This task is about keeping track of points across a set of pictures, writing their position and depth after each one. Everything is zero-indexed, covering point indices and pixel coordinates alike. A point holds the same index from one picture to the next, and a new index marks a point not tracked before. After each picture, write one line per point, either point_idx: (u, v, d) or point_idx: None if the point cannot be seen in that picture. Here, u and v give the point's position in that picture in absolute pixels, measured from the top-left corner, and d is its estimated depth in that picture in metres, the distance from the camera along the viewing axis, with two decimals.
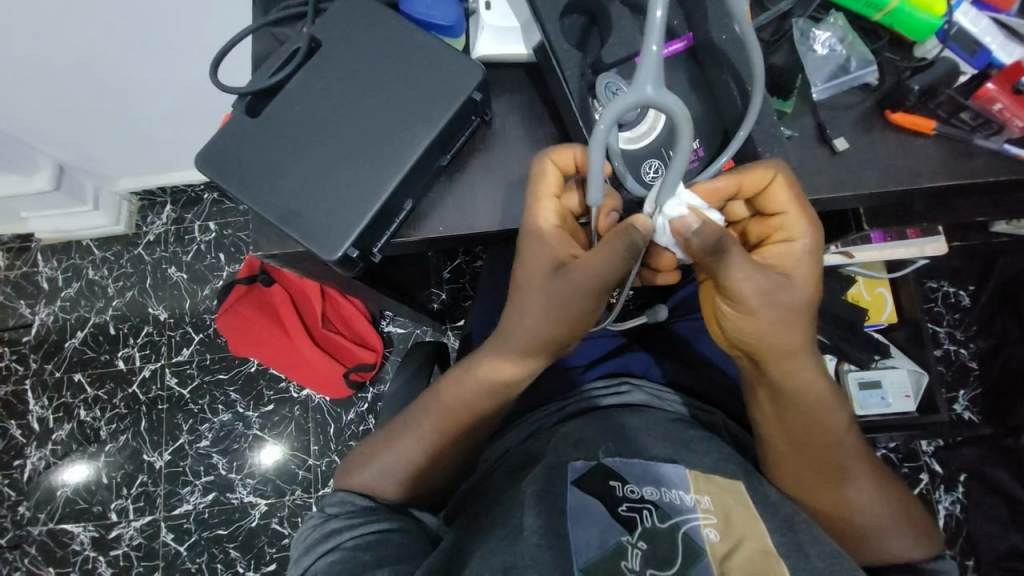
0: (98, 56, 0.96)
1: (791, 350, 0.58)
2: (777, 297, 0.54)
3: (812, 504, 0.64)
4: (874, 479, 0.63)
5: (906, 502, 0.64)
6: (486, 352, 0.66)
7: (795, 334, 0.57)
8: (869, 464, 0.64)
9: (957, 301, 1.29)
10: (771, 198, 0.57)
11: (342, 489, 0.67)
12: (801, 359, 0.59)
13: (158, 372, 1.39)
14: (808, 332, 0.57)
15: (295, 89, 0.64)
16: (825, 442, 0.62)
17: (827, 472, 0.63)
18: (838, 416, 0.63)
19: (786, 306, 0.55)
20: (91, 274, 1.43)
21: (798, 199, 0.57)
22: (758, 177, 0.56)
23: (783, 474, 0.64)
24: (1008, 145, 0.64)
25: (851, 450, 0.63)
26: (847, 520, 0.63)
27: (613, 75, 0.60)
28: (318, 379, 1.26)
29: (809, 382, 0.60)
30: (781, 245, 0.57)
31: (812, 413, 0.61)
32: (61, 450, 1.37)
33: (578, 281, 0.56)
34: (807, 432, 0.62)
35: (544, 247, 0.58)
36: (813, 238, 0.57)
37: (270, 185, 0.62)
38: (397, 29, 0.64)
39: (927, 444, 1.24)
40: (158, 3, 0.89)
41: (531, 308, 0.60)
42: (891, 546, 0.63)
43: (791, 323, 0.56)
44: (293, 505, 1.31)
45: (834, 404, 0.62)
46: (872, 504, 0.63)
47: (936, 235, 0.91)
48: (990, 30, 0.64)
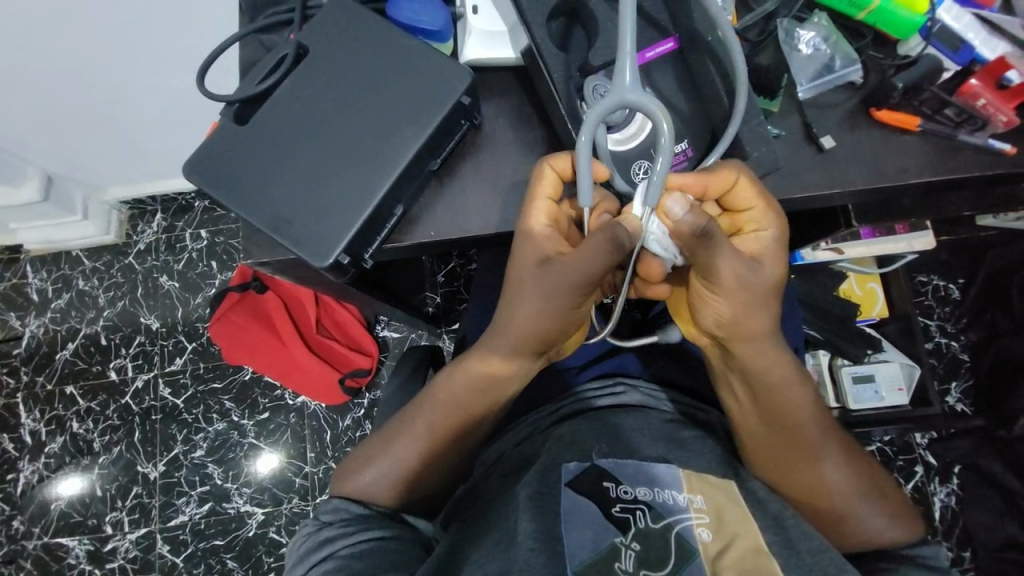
0: (85, 64, 0.95)
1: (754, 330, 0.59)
2: (741, 278, 0.56)
3: (790, 489, 0.64)
4: (851, 462, 0.64)
5: (880, 481, 0.65)
6: (479, 351, 0.66)
7: (759, 314, 0.59)
8: (842, 444, 0.64)
9: (948, 294, 1.31)
10: (737, 196, 0.58)
11: (338, 496, 0.67)
12: (765, 339, 0.60)
13: (151, 382, 1.37)
14: (771, 314, 0.59)
15: (283, 96, 0.63)
16: (797, 423, 0.63)
17: (801, 453, 0.63)
18: (808, 397, 0.63)
19: (753, 285, 0.57)
20: (82, 284, 1.42)
21: (762, 194, 0.58)
22: (722, 177, 0.57)
23: (757, 457, 0.65)
24: (992, 140, 0.65)
25: (824, 431, 0.64)
26: (824, 501, 0.63)
27: (600, 76, 0.60)
28: (312, 386, 1.25)
29: (776, 362, 0.61)
30: (751, 235, 0.59)
31: (781, 394, 0.62)
32: (55, 463, 1.35)
33: (567, 279, 0.57)
34: (778, 413, 0.62)
35: (534, 246, 0.59)
36: (781, 229, 0.58)
37: (259, 192, 0.62)
38: (384, 34, 0.64)
39: (920, 437, 1.25)
40: (143, 11, 0.88)
41: (521, 306, 0.60)
42: (869, 526, 0.63)
43: (755, 304, 0.58)
44: (291, 513, 1.30)
45: (804, 385, 0.63)
46: (847, 484, 0.63)
47: (924, 230, 0.92)
48: (973, 26, 0.65)
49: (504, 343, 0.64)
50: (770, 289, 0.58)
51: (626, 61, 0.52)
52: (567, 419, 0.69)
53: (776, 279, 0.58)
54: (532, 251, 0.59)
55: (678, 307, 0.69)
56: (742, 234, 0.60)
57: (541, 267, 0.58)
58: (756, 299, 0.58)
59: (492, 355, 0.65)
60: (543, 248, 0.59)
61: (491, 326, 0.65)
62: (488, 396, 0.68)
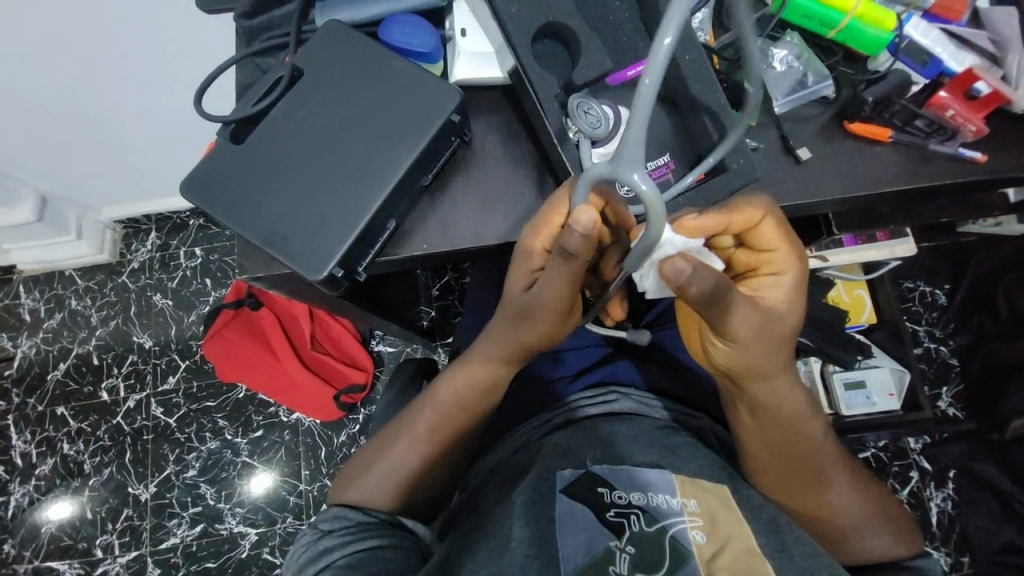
0: (82, 84, 0.97)
1: (768, 370, 0.59)
2: (758, 323, 0.55)
3: (793, 507, 0.65)
4: (853, 482, 0.65)
5: (882, 501, 0.66)
6: (469, 356, 0.69)
7: (776, 356, 0.58)
8: (847, 467, 0.65)
9: (934, 299, 1.33)
10: (759, 235, 0.57)
11: (337, 504, 0.67)
12: (778, 377, 0.60)
13: (144, 402, 1.36)
14: (785, 352, 0.59)
15: (278, 117, 0.65)
16: (807, 449, 0.63)
17: (808, 477, 0.64)
18: (816, 425, 0.64)
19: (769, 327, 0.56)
20: (74, 304, 1.41)
21: (786, 234, 0.57)
22: (750, 213, 0.55)
23: (764, 481, 0.65)
24: (962, 149, 0.68)
25: (830, 456, 0.65)
26: (829, 524, 0.64)
27: (584, 94, 0.62)
28: (308, 403, 1.25)
29: (788, 395, 0.61)
30: (770, 280, 0.58)
31: (791, 424, 0.62)
32: (44, 486, 1.33)
33: (539, 294, 0.58)
34: (788, 442, 0.63)
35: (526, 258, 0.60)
36: (799, 273, 0.58)
37: (256, 208, 0.63)
38: (376, 56, 0.66)
39: (914, 442, 1.26)
40: (139, 34, 0.91)
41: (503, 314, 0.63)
42: (872, 544, 0.63)
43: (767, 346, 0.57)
44: (285, 532, 1.28)
45: (812, 412, 0.64)
46: (852, 507, 0.64)
47: (905, 237, 0.94)
48: (940, 40, 0.68)
49: (495, 351, 0.66)
50: (786, 333, 0.58)
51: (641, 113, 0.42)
52: (562, 428, 0.69)
53: (789, 324, 0.58)
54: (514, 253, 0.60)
55: (690, 336, 0.65)
56: (760, 276, 0.59)
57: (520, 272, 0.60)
58: (776, 343, 0.57)
59: (485, 363, 0.67)
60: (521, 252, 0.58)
61: (486, 337, 0.67)
62: (477, 406, 0.69)
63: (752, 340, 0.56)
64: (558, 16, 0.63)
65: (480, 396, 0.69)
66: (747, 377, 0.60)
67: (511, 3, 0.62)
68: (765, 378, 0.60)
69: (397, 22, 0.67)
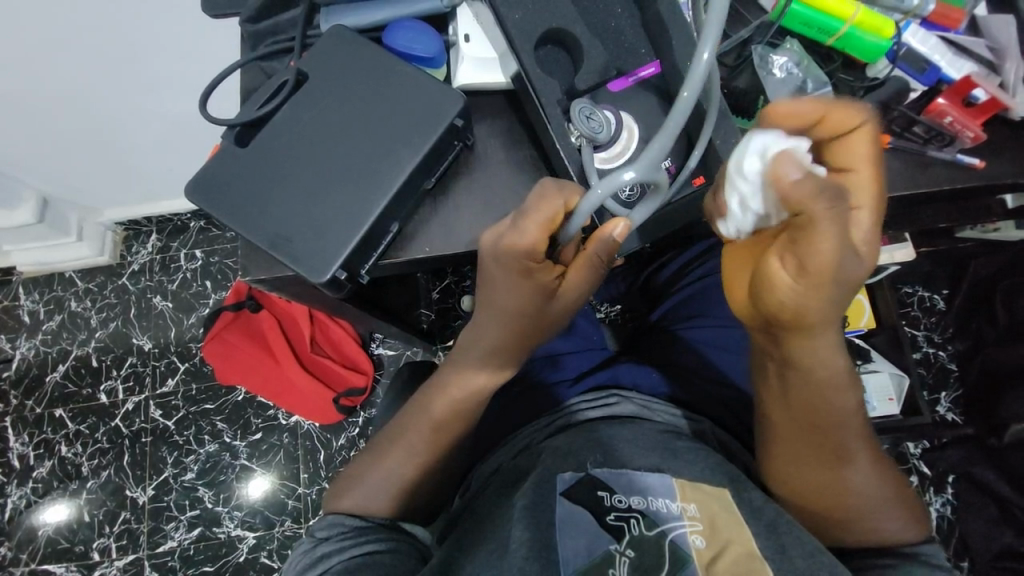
0: (88, 87, 0.98)
1: (828, 324, 0.51)
2: (850, 263, 0.46)
3: (810, 486, 0.63)
4: (872, 461, 0.63)
5: (897, 484, 0.65)
6: (463, 363, 0.69)
7: (838, 309, 0.50)
8: (870, 447, 0.63)
9: (932, 304, 1.34)
10: (845, 151, 0.50)
11: (333, 513, 0.68)
12: (834, 334, 0.53)
13: (142, 405, 1.36)
14: (845, 311, 0.51)
15: (282, 120, 0.66)
16: (835, 423, 0.60)
17: (829, 454, 0.62)
18: (851, 397, 0.59)
19: (854, 282, 0.47)
20: (74, 306, 1.41)
21: (872, 161, 0.50)
22: (846, 115, 0.49)
23: (779, 450, 0.64)
24: (961, 155, 0.69)
25: (857, 436, 0.62)
26: (840, 504, 0.63)
27: (586, 99, 0.62)
28: (308, 405, 1.25)
29: (830, 362, 0.55)
30: (849, 214, 0.49)
31: (824, 394, 0.58)
32: (42, 489, 1.32)
33: (566, 299, 0.64)
34: (815, 413, 0.59)
35: (532, 285, 0.61)
36: (879, 207, 0.50)
37: (259, 211, 0.64)
38: (380, 60, 0.66)
39: (913, 447, 1.27)
40: (140, 38, 0.91)
41: (513, 327, 0.65)
42: (880, 527, 0.63)
43: (837, 300, 0.48)
44: (284, 536, 1.27)
45: (851, 388, 0.58)
46: (867, 488, 0.63)
47: (903, 243, 0.95)
48: (938, 48, 0.69)
49: (491, 353, 0.67)
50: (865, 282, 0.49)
51: (673, 122, 0.48)
52: (562, 432, 0.69)
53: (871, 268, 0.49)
54: (516, 275, 0.60)
55: (729, 287, 0.56)
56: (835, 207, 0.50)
57: (534, 292, 0.61)
58: (849, 295, 0.49)
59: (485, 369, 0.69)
60: (530, 276, 0.60)
61: (490, 353, 0.67)
62: (474, 410, 0.70)
63: (827, 287, 0.47)
64: (560, 23, 0.63)
65: (481, 398, 0.70)
66: (796, 335, 0.53)
67: (514, 9, 0.63)
68: (817, 337, 0.53)
69: (400, 28, 0.67)
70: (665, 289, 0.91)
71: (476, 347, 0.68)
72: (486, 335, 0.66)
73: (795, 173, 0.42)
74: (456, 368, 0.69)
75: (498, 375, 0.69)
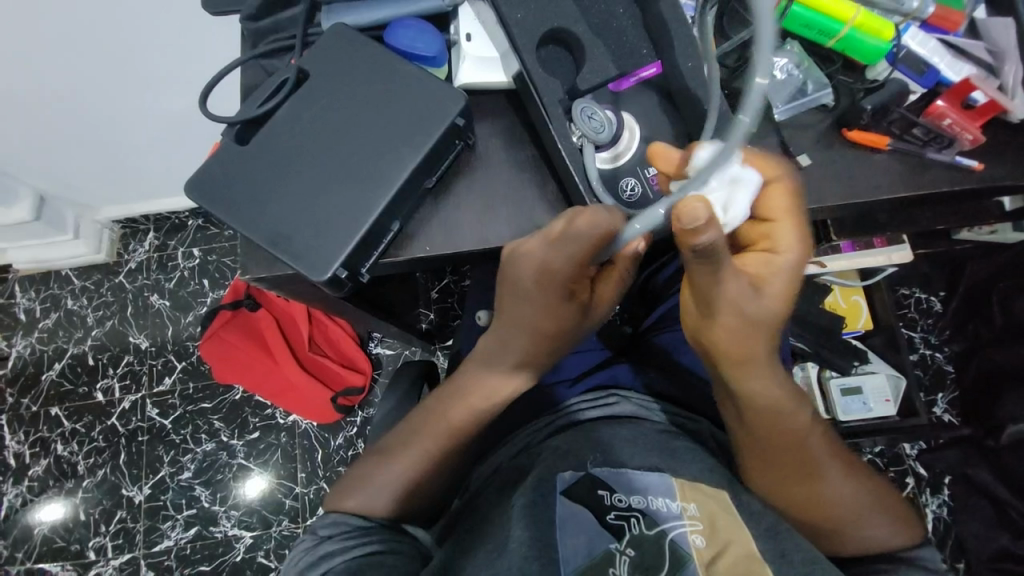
0: (88, 84, 0.98)
1: (752, 348, 0.56)
2: (738, 295, 0.53)
3: (789, 504, 0.64)
4: (847, 472, 0.64)
5: (880, 491, 0.65)
6: (487, 371, 0.70)
7: (761, 341, 0.56)
8: (840, 459, 0.64)
9: (929, 307, 1.35)
10: (769, 200, 0.53)
11: (335, 512, 0.67)
12: (764, 366, 0.58)
13: (138, 403, 1.35)
14: (772, 341, 0.56)
15: (282, 118, 0.66)
16: (795, 440, 0.62)
17: (797, 469, 0.63)
18: (804, 413, 0.62)
19: (757, 320, 0.54)
20: (71, 304, 1.41)
21: (792, 209, 0.53)
22: (768, 168, 0.52)
23: (751, 467, 0.65)
24: (960, 157, 0.69)
25: (822, 449, 0.63)
26: (825, 516, 0.63)
27: (587, 100, 0.63)
28: (306, 405, 1.25)
29: (774, 384, 0.59)
30: (762, 256, 0.54)
31: (776, 415, 0.61)
32: (38, 487, 1.31)
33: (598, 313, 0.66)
34: (774, 433, 0.61)
35: (568, 305, 0.62)
36: (798, 256, 0.53)
37: (260, 209, 0.64)
38: (381, 59, 0.66)
39: (910, 448, 1.28)
40: (139, 35, 0.91)
41: (534, 342, 0.66)
42: (871, 536, 0.63)
43: (751, 333, 0.55)
44: (281, 535, 1.27)
45: (801, 404, 0.62)
46: (847, 498, 0.63)
47: (901, 244, 0.95)
48: (938, 50, 0.69)
49: (514, 359, 0.68)
50: (769, 311, 0.54)
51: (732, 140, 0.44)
52: (561, 432, 0.69)
53: (782, 293, 0.54)
54: (544, 293, 0.62)
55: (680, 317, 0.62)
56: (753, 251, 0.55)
57: (570, 311, 0.63)
58: (755, 323, 0.55)
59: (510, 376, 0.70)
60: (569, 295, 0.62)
61: (519, 363, 0.69)
62: (483, 412, 0.70)
63: (734, 324, 0.55)
64: (562, 23, 0.63)
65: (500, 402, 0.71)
66: (735, 366, 0.57)
67: (516, 9, 0.63)
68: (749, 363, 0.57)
69: (402, 26, 0.67)
70: (664, 290, 0.91)
71: (504, 355, 0.69)
72: (505, 348, 0.68)
73: (694, 228, 0.44)
74: (470, 377, 0.71)
75: (520, 382, 0.70)
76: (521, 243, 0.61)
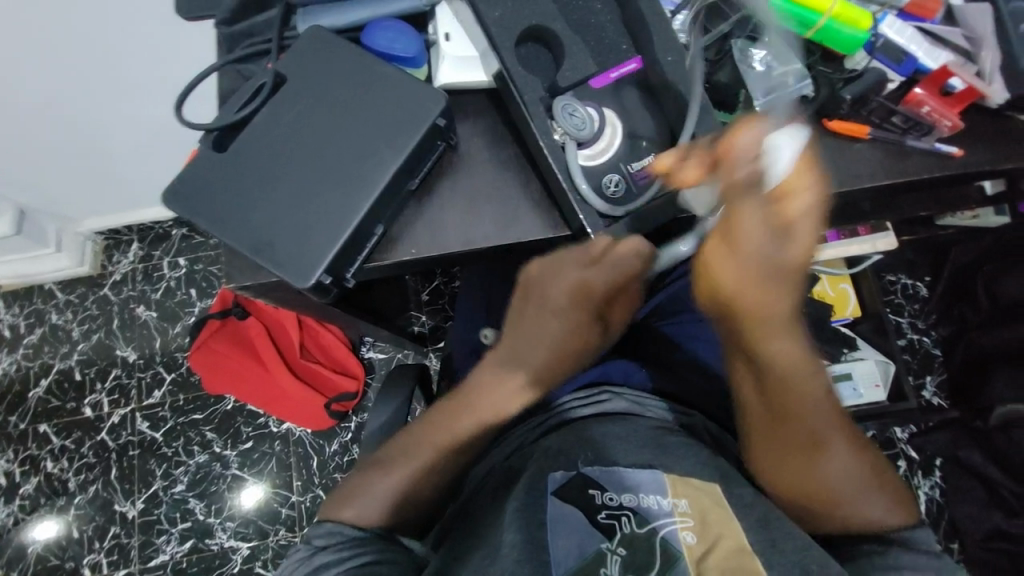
0: (61, 95, 0.96)
1: (770, 306, 0.54)
2: (763, 246, 0.51)
3: (794, 477, 0.64)
4: (854, 448, 0.63)
5: (883, 472, 0.65)
6: (502, 386, 0.71)
7: (781, 297, 0.54)
8: (849, 433, 0.64)
9: (916, 292, 1.38)
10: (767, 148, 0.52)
11: (331, 520, 0.67)
12: (786, 326, 0.56)
13: (128, 417, 1.33)
14: (791, 298, 0.54)
15: (260, 124, 0.65)
16: (805, 407, 0.61)
17: (801, 439, 0.62)
18: (819, 379, 0.61)
19: (778, 273, 0.52)
20: (55, 318, 1.38)
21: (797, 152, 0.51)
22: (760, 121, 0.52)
23: (759, 434, 0.65)
24: (939, 144, 0.70)
25: (831, 420, 0.63)
26: (827, 492, 0.63)
27: (569, 97, 0.63)
28: (299, 412, 1.23)
29: (791, 347, 0.58)
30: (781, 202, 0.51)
31: (792, 379, 0.60)
32: (29, 505, 1.29)
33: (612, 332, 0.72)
34: (781, 398, 0.61)
35: (590, 326, 0.68)
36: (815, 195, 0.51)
37: (240, 217, 0.63)
38: (359, 61, 0.65)
39: (900, 432, 1.29)
40: (114, 42, 0.89)
41: (554, 359, 0.69)
42: (870, 515, 0.63)
43: (771, 287, 0.53)
44: (278, 545, 1.26)
45: (817, 370, 0.60)
46: (849, 473, 0.63)
47: (885, 231, 0.96)
48: (915, 38, 0.69)
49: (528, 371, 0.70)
50: (796, 266, 0.53)
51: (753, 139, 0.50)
52: (554, 431, 0.69)
53: (808, 252, 0.52)
54: (572, 309, 0.66)
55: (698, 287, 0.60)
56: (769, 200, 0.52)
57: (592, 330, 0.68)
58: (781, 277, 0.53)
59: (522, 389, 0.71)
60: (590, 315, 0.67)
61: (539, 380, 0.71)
62: (485, 418, 0.71)
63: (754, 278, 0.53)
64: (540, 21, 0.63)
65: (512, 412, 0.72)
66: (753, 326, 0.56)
67: (493, 8, 0.63)
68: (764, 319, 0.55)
69: (379, 28, 0.67)
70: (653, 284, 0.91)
71: (521, 372, 0.70)
72: (521, 363, 0.70)
73: (744, 149, 0.49)
74: (482, 392, 0.71)
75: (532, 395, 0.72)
76: (551, 261, 0.65)
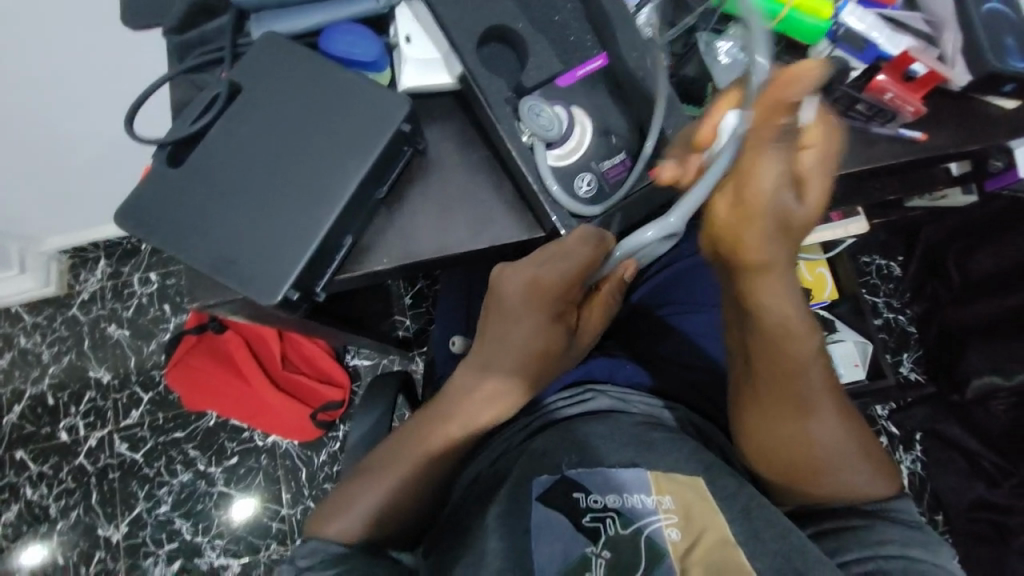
0: (9, 112, 0.91)
1: (771, 263, 0.50)
2: (782, 200, 0.45)
3: (781, 442, 0.62)
4: (842, 417, 0.62)
5: (868, 443, 0.63)
6: (474, 394, 0.68)
7: (783, 251, 0.49)
8: (837, 401, 0.62)
9: (890, 272, 1.40)
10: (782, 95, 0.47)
11: (314, 537, 0.65)
12: (784, 282, 0.52)
13: (106, 439, 1.29)
14: (793, 254, 0.50)
15: (217, 135, 0.62)
16: (794, 369, 0.58)
17: (790, 405, 0.61)
18: (814, 342, 0.58)
19: (789, 225, 0.47)
20: (23, 341, 1.33)
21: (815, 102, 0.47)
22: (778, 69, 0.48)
23: (751, 394, 0.62)
24: (902, 130, 0.72)
25: (822, 386, 0.60)
26: (809, 460, 0.62)
27: (535, 98, 0.62)
28: (284, 424, 1.21)
29: (787, 307, 0.54)
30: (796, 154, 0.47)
31: (785, 340, 0.56)
32: (10, 534, 1.25)
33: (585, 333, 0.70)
34: (776, 361, 0.58)
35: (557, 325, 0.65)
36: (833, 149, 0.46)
37: (201, 233, 0.60)
38: (317, 67, 0.63)
39: (881, 409, 1.32)
40: (63, 52, 0.85)
41: (522, 363, 0.67)
42: (852, 483, 0.62)
43: (776, 240, 0.48)
44: (270, 560, 1.24)
45: (813, 334, 0.57)
46: (835, 443, 0.61)
47: (857, 216, 0.98)
48: (876, 25, 0.69)
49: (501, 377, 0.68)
50: (809, 224, 0.48)
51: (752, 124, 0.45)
52: (539, 433, 0.69)
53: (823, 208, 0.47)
54: (534, 309, 0.64)
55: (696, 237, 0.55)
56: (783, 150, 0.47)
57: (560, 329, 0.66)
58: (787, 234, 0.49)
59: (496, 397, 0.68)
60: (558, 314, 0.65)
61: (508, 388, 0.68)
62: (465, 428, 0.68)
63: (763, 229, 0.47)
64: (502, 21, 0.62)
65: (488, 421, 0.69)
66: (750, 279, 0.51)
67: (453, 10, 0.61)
68: (766, 276, 0.51)
69: (338, 32, 0.65)
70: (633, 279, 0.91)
71: (490, 379, 0.68)
72: (491, 369, 0.68)
73: (797, 92, 0.42)
74: (456, 398, 0.69)
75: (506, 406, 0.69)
76: (510, 265, 0.65)
